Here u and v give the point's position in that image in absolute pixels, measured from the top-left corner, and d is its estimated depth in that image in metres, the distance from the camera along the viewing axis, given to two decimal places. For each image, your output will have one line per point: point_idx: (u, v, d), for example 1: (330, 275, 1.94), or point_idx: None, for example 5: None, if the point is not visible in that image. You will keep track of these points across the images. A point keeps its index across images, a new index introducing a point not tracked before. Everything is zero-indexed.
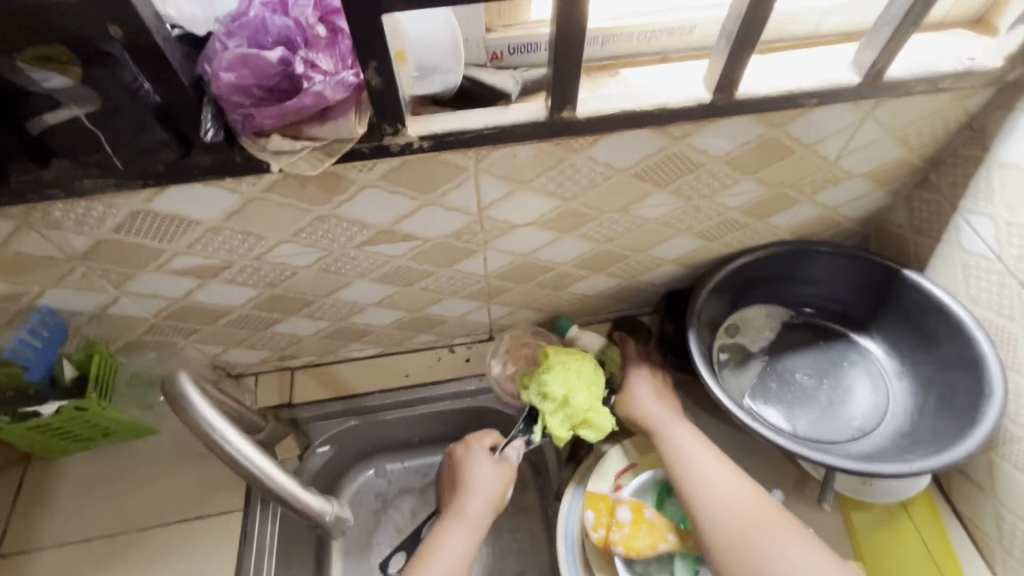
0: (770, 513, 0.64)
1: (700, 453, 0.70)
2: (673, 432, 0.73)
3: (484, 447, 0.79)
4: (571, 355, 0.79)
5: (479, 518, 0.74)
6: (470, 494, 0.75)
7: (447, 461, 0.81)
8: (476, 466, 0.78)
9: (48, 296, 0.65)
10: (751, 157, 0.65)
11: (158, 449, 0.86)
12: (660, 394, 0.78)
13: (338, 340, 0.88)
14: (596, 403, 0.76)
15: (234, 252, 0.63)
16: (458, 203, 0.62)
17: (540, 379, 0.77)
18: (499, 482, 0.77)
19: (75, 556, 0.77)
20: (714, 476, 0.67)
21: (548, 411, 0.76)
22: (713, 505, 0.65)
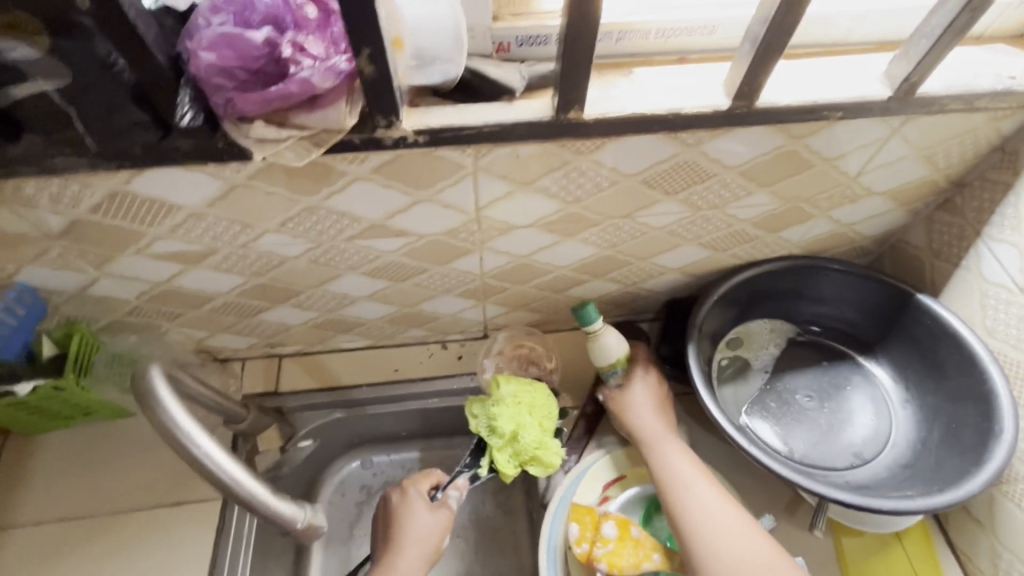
0: (759, 542, 0.62)
1: (691, 473, 0.68)
2: (665, 449, 0.70)
3: (421, 494, 0.76)
4: (524, 387, 0.77)
5: (411, 575, 0.70)
6: (403, 549, 0.71)
7: (382, 506, 0.77)
8: (413, 517, 0.74)
9: (24, 274, 0.63)
10: (768, 169, 0.61)
11: (138, 431, 0.84)
12: (658, 407, 0.75)
13: (327, 330, 0.85)
14: (546, 439, 0.75)
15: (219, 239, 0.60)
16: (455, 201, 0.59)
17: (490, 413, 0.75)
18: (434, 534, 0.73)
19: (50, 536, 0.76)
20: (704, 500, 0.65)
21: (497, 446, 0.75)
22: (702, 531, 0.63)
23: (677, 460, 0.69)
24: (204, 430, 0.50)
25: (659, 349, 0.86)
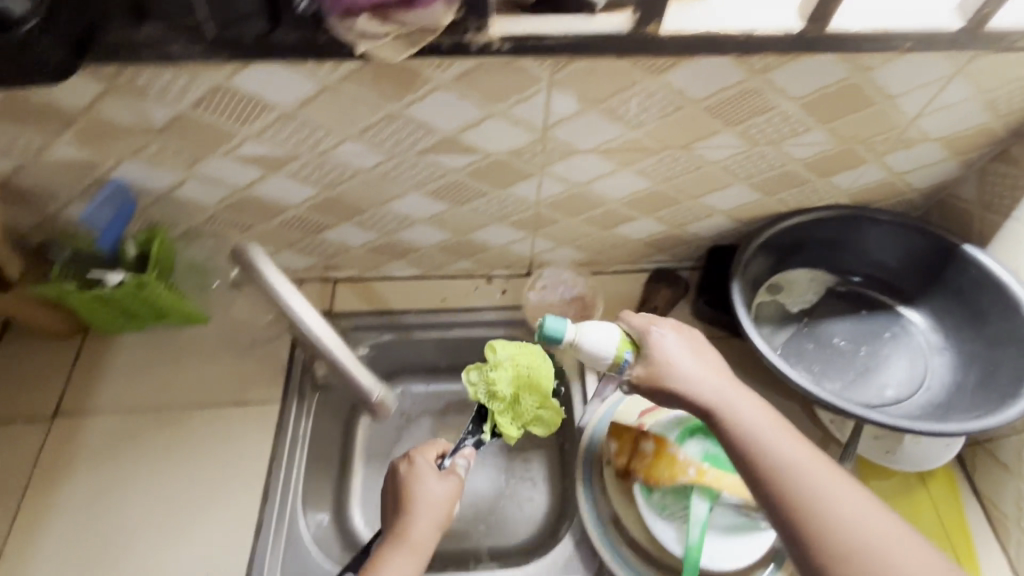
0: (868, 505, 0.53)
1: (773, 436, 0.57)
2: (733, 410, 0.59)
3: (429, 461, 0.74)
4: (520, 349, 0.80)
5: (424, 542, 0.68)
6: (413, 516, 0.69)
7: (388, 476, 0.74)
8: (422, 484, 0.71)
9: (121, 170, 0.68)
10: (828, 104, 0.63)
11: (204, 337, 0.90)
12: (703, 363, 0.62)
13: (382, 255, 0.90)
14: (546, 399, 0.79)
15: (301, 143, 0.65)
16: (525, 116, 0.62)
17: (489, 378, 0.78)
18: (445, 501, 0.71)
19: (126, 423, 0.83)
20: (798, 465, 0.55)
21: (498, 409, 0.78)
22: (805, 505, 0.53)
23: (749, 420, 0.58)
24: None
25: (699, 288, 0.89)
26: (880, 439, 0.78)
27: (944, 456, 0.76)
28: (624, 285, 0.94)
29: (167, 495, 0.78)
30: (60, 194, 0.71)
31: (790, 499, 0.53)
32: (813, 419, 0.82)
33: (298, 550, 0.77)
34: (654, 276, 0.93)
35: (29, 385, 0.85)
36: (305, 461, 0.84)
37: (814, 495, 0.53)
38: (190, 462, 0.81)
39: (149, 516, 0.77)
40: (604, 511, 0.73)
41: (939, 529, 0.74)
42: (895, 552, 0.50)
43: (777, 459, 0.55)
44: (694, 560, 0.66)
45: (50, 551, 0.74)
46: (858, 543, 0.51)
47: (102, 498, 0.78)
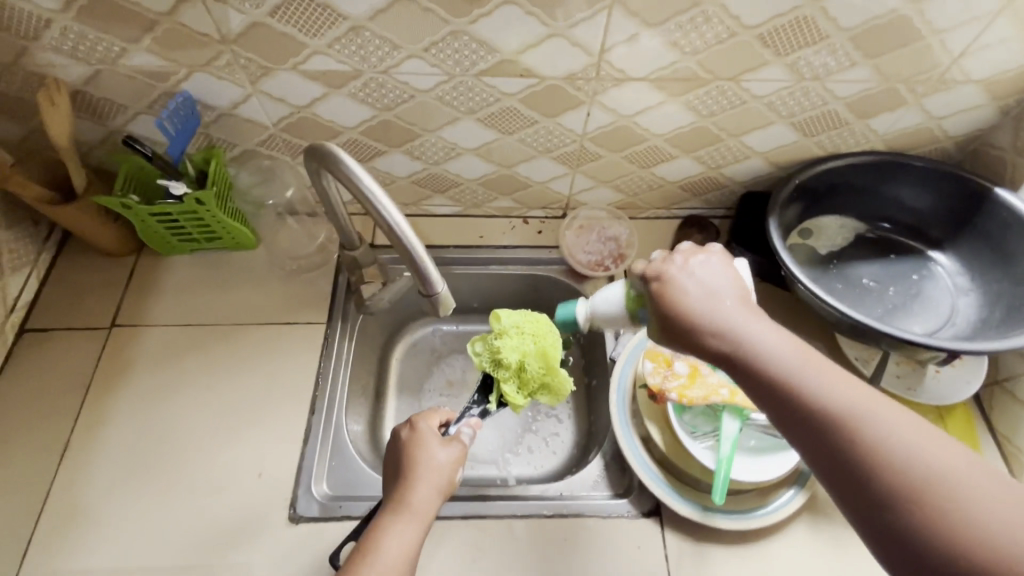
0: (932, 438, 0.41)
1: (800, 362, 0.45)
2: (752, 342, 0.47)
3: (432, 428, 0.72)
4: (526, 318, 0.81)
5: (426, 508, 0.65)
6: (415, 483, 0.66)
7: (391, 445, 0.72)
8: (425, 449, 0.69)
9: (191, 81, 0.71)
10: (876, 37, 0.65)
11: (252, 261, 0.93)
12: (717, 288, 0.51)
13: (425, 189, 0.93)
14: (552, 366, 0.79)
15: (367, 60, 0.67)
16: (585, 37, 0.64)
17: (494, 346, 0.80)
18: (448, 468, 0.68)
19: (179, 335, 0.87)
20: (834, 395, 0.43)
21: (504, 376, 0.80)
22: (841, 439, 0.42)
23: (770, 346, 0.47)
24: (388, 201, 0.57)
25: (732, 229, 0.91)
26: (903, 377, 0.81)
27: (964, 392, 0.79)
28: (657, 229, 0.97)
29: (219, 403, 0.82)
30: (130, 105, 0.74)
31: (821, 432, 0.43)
32: (837, 358, 0.85)
33: (344, 459, 0.81)
34: (686, 222, 0.96)
35: (88, 297, 0.89)
36: (348, 381, 0.88)
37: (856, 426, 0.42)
38: (242, 374, 0.84)
39: (203, 422, 0.80)
40: (637, 433, 0.78)
41: None
42: (968, 494, 0.38)
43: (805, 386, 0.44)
44: (725, 473, 0.69)
45: (110, 448, 0.78)
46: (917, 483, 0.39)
47: (158, 402, 0.81)
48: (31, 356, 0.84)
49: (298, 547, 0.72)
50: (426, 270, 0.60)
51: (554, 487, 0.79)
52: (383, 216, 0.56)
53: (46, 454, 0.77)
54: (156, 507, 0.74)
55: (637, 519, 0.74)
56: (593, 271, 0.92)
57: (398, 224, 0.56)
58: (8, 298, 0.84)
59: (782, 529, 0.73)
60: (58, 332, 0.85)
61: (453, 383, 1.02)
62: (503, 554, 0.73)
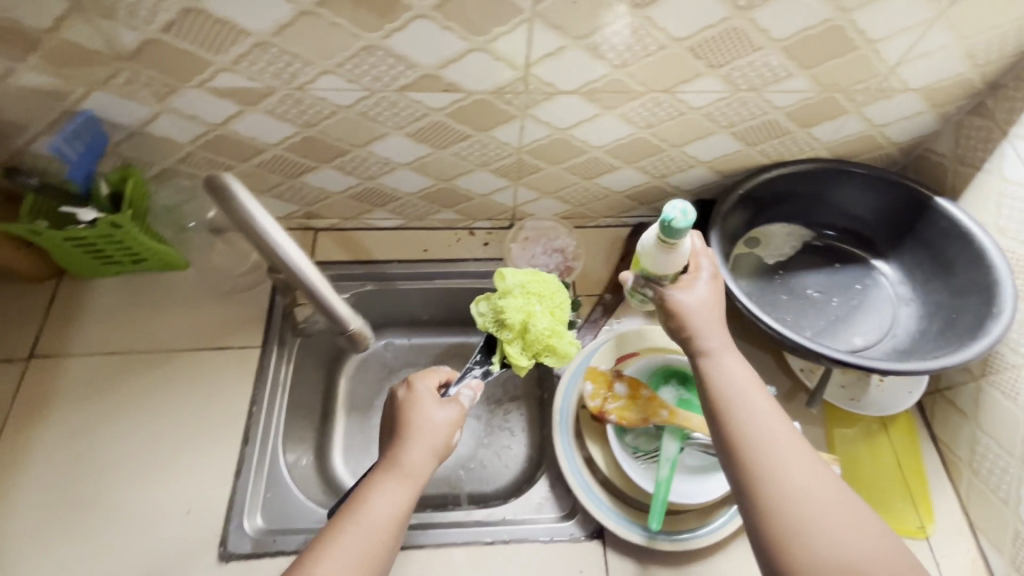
0: (825, 486, 0.53)
1: (750, 396, 0.57)
2: (726, 363, 0.60)
3: (430, 387, 0.69)
4: (531, 277, 0.76)
5: (420, 468, 0.63)
6: (409, 442, 0.64)
7: (387, 403, 0.70)
8: (422, 408, 0.67)
9: (91, 101, 0.66)
10: (811, 47, 0.63)
11: (182, 282, 0.89)
12: (713, 313, 0.63)
13: (363, 203, 0.89)
14: (558, 327, 0.75)
15: (278, 76, 0.63)
16: (508, 51, 0.61)
17: (498, 306, 0.75)
18: (444, 428, 0.67)
19: (105, 365, 0.82)
20: (765, 430, 0.55)
21: (508, 338, 0.75)
22: (760, 465, 0.53)
23: (735, 372, 0.59)
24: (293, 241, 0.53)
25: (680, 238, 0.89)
26: (847, 387, 0.81)
27: (902, 402, 0.80)
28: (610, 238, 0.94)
29: (150, 435, 0.78)
30: (29, 124, 0.69)
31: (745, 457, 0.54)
32: (784, 369, 0.84)
33: (281, 492, 0.79)
34: (634, 232, 0.94)
35: (7, 327, 0.84)
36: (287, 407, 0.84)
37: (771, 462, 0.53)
38: (174, 403, 0.81)
39: (132, 457, 0.77)
40: (580, 456, 0.76)
41: (897, 473, 0.78)
42: (836, 526, 0.50)
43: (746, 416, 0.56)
44: (662, 496, 0.68)
45: (30, 488, 0.74)
46: (800, 513, 0.51)
47: (82, 436, 0.77)
48: None
49: None
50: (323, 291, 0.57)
51: (498, 511, 0.78)
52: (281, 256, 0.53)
53: None
54: (79, 551, 0.71)
55: (581, 541, 0.73)
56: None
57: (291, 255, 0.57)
58: None
59: (725, 548, 0.72)
60: None
61: None
62: None
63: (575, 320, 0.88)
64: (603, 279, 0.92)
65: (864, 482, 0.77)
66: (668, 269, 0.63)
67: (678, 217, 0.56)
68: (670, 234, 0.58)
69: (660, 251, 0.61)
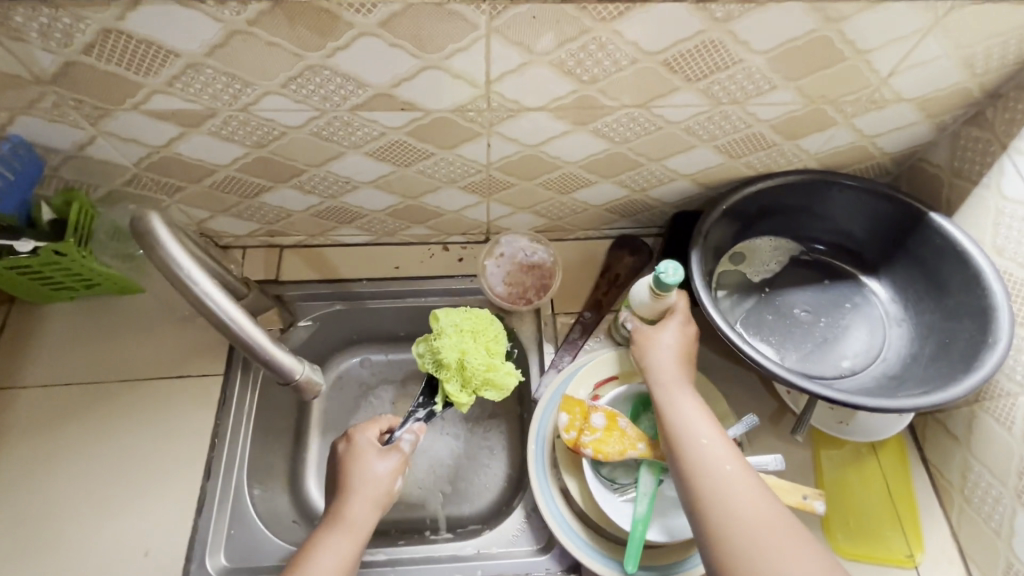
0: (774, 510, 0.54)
1: (701, 425, 0.61)
2: (679, 396, 0.64)
3: (369, 440, 0.73)
4: (465, 317, 0.81)
5: (362, 520, 0.67)
6: (350, 496, 0.68)
7: (330, 459, 0.73)
8: (361, 463, 0.71)
9: (18, 125, 0.61)
10: (795, 59, 0.58)
11: (141, 306, 0.85)
12: (677, 352, 0.68)
13: (329, 221, 0.84)
14: (494, 361, 0.79)
15: (218, 98, 0.58)
16: (464, 69, 0.56)
17: (433, 346, 0.79)
18: (385, 479, 0.70)
19: (59, 397, 0.79)
20: (715, 458, 0.58)
21: (446, 376, 0.79)
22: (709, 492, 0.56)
23: (689, 406, 0.63)
24: (220, 292, 0.49)
25: (662, 253, 0.85)
26: (835, 409, 0.78)
27: (892, 427, 0.77)
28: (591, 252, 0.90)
29: (107, 471, 0.75)
30: None
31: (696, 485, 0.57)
32: (770, 390, 0.81)
33: (247, 527, 0.76)
34: (615, 245, 0.89)
35: None
36: (253, 437, 0.81)
37: (723, 488, 0.56)
38: (132, 436, 0.77)
39: (88, 494, 0.73)
40: (556, 486, 0.74)
41: (885, 498, 0.75)
42: (776, 557, 0.51)
43: (696, 445, 0.59)
44: (640, 533, 0.66)
45: None
46: (740, 538, 0.53)
47: (37, 473, 0.74)
48: None
49: None
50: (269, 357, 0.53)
51: (469, 546, 0.75)
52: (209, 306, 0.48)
53: None
54: None
55: None
56: (512, 305, 0.86)
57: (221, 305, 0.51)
58: None
59: None
60: None
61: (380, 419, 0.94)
62: None
63: (553, 341, 0.85)
64: (583, 296, 0.88)
65: (851, 508, 0.75)
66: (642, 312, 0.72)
67: (668, 271, 0.66)
68: (660, 285, 0.67)
69: (648, 297, 0.70)
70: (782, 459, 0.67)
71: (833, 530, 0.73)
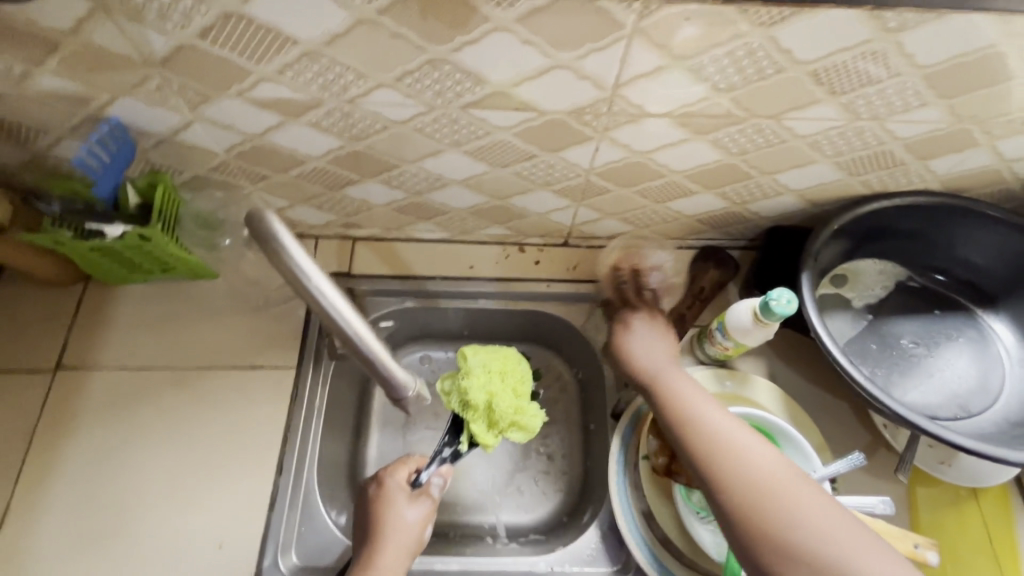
0: (790, 466, 0.56)
1: (700, 399, 0.63)
2: (670, 376, 0.67)
3: (400, 483, 0.69)
4: (493, 356, 0.76)
5: (393, 570, 0.62)
6: (383, 543, 0.64)
7: (358, 501, 0.69)
8: (393, 507, 0.66)
9: (117, 107, 0.60)
10: (955, 77, 0.53)
11: (213, 293, 0.83)
12: (655, 341, 0.72)
13: (408, 216, 0.81)
14: (522, 403, 0.75)
15: (327, 89, 0.55)
16: (595, 70, 0.52)
17: (461, 387, 0.74)
18: (417, 526, 0.66)
19: (132, 381, 0.78)
20: (720, 429, 0.59)
21: (472, 418, 0.73)
22: (726, 463, 0.56)
23: (679, 383, 0.66)
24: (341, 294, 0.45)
25: (758, 268, 0.79)
26: (934, 447, 0.73)
27: (1005, 473, 0.71)
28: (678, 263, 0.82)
29: (180, 458, 0.74)
30: (51, 129, 0.63)
31: (711, 462, 0.57)
32: (864, 421, 0.77)
33: (317, 524, 0.74)
34: (703, 257, 0.84)
35: (32, 332, 0.79)
36: (323, 430, 0.80)
37: (737, 455, 0.57)
38: (204, 426, 0.76)
39: (160, 481, 0.73)
40: (637, 510, 0.70)
41: (985, 544, 0.71)
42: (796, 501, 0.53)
43: (701, 420, 0.61)
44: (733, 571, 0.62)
45: (58, 512, 0.71)
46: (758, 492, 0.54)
47: (110, 457, 0.74)
48: None
49: None
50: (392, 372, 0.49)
51: (542, 562, 0.73)
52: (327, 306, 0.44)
53: None
54: None
55: None
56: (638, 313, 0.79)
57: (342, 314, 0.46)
58: None
59: None
60: None
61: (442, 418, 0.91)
62: None
63: None
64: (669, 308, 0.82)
65: (948, 553, 0.70)
66: (737, 335, 0.69)
67: (779, 299, 0.63)
68: (765, 313, 0.64)
69: (751, 325, 0.67)
70: (890, 503, 0.64)
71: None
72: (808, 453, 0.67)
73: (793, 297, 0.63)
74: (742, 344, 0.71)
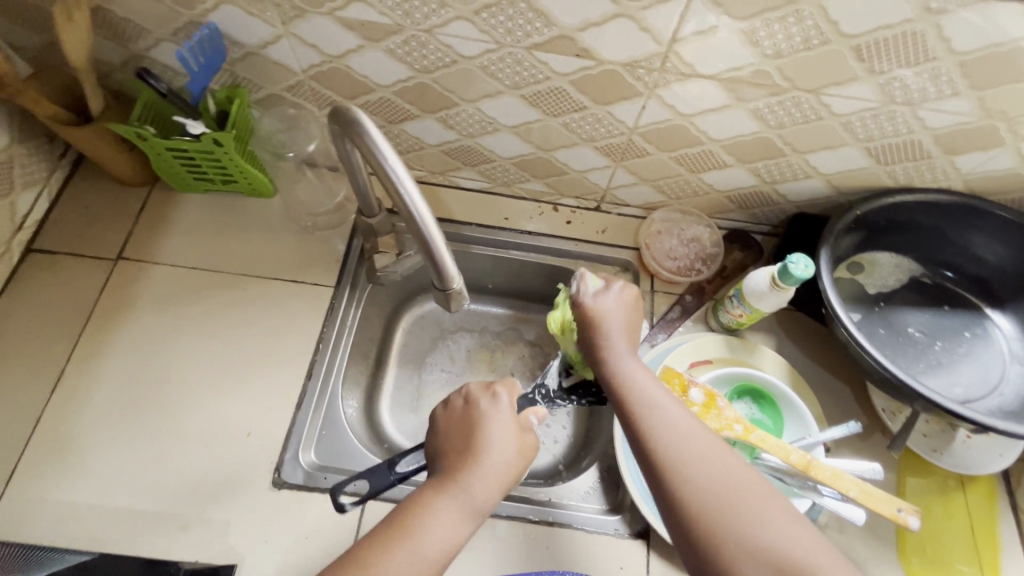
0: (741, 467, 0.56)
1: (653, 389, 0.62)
2: (627, 365, 0.65)
3: (508, 414, 0.64)
4: None
5: (484, 504, 0.58)
6: (481, 471, 0.59)
7: (464, 410, 0.64)
8: (495, 434, 0.62)
9: (220, 13, 0.68)
10: (984, 68, 0.59)
11: (265, 211, 0.89)
12: (624, 317, 0.70)
13: (455, 159, 0.85)
14: None
15: (411, 15, 0.62)
16: (655, 23, 0.59)
17: None
18: (518, 463, 0.62)
19: (184, 279, 0.84)
20: (684, 432, 0.57)
21: None
22: (734, 523, 0.51)
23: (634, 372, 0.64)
24: (414, 186, 0.54)
25: (778, 250, 0.83)
26: (929, 436, 0.76)
27: (991, 467, 0.74)
28: (713, 235, 0.87)
29: (221, 355, 0.80)
30: (158, 30, 0.71)
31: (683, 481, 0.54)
32: (864, 406, 0.80)
33: (335, 430, 0.80)
34: (730, 237, 0.87)
35: (97, 226, 0.85)
36: (351, 348, 0.86)
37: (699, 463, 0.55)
38: (244, 329, 0.82)
39: (197, 371, 0.78)
40: None
41: (968, 535, 0.73)
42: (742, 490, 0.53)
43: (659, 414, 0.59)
44: None
45: (102, 383, 0.76)
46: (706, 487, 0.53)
47: (156, 343, 0.80)
48: (34, 277, 0.81)
49: (277, 515, 0.71)
50: (443, 262, 0.58)
51: (543, 492, 0.78)
52: (404, 194, 0.53)
53: (39, 382, 0.75)
54: (143, 456, 0.73)
55: (625, 539, 0.73)
56: (678, 277, 0.85)
57: (416, 204, 0.54)
58: (17, 216, 0.81)
59: None
60: (62, 256, 0.83)
61: (457, 362, 0.96)
62: (482, 552, 0.71)
63: (649, 316, 0.84)
64: (692, 280, 0.85)
65: (931, 539, 0.73)
66: (754, 299, 0.74)
67: (798, 264, 0.68)
68: (783, 278, 0.70)
69: (768, 289, 0.72)
70: (880, 472, 0.69)
71: (908, 554, 0.71)
72: (806, 417, 0.72)
73: (810, 264, 0.69)
74: (756, 311, 0.75)
